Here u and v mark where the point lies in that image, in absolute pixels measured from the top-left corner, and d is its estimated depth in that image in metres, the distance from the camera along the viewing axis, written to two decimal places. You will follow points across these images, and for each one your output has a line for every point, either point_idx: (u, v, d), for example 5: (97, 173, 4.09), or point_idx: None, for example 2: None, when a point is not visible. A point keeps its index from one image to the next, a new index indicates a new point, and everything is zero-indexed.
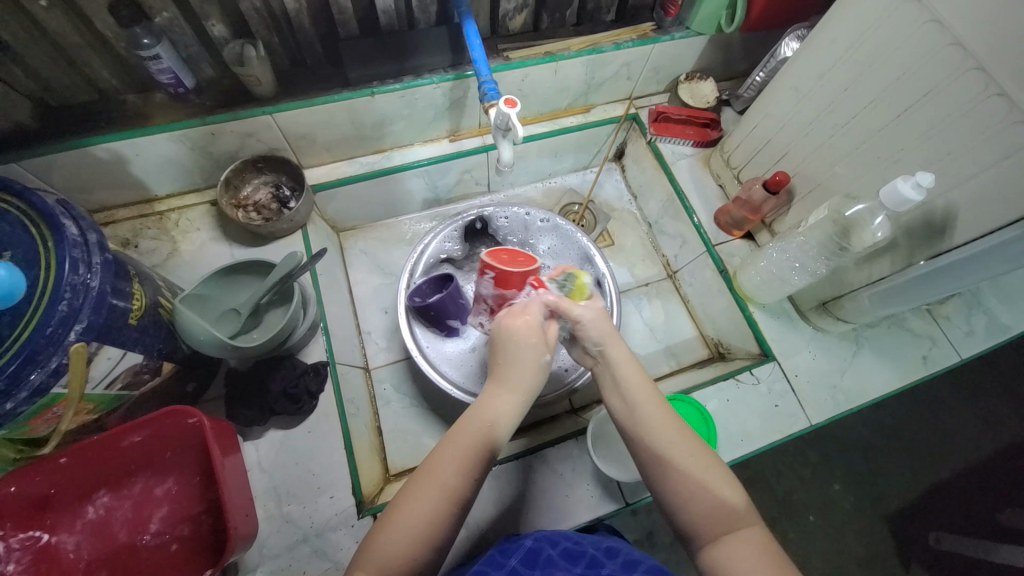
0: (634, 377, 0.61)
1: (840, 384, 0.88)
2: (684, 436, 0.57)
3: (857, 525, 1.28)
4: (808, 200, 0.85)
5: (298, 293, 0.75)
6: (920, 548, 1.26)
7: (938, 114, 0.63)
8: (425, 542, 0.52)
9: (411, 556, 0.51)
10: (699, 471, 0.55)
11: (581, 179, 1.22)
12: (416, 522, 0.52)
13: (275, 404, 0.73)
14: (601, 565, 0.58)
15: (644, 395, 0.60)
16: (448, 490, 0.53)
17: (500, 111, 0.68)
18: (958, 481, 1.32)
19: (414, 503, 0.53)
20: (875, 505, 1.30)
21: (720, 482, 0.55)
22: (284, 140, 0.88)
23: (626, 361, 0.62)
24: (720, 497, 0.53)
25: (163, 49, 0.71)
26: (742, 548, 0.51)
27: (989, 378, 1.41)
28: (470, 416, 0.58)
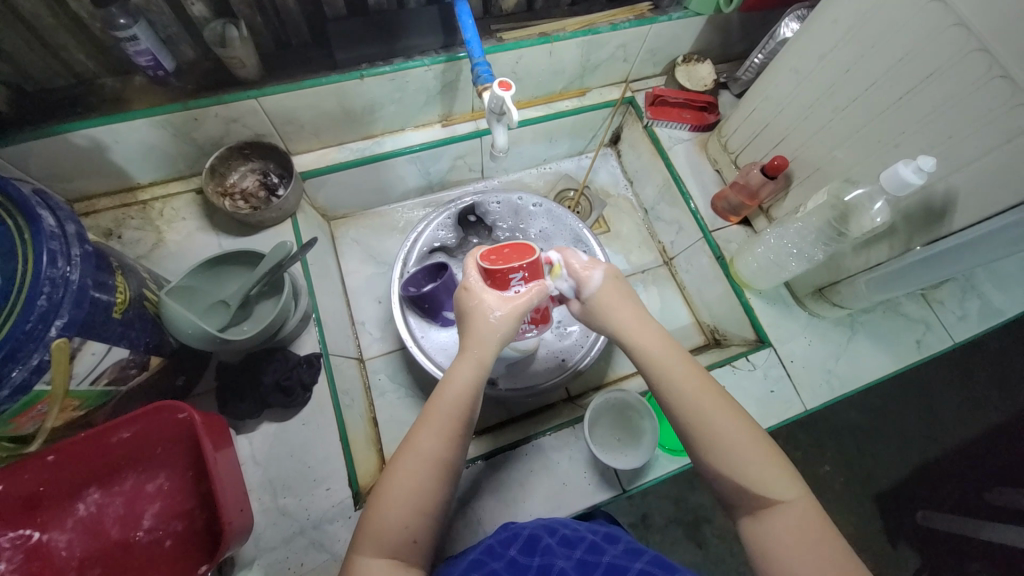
0: (667, 353, 0.58)
1: (835, 369, 0.88)
2: (726, 411, 0.54)
3: (848, 506, 1.30)
4: (805, 185, 0.84)
5: (288, 284, 0.73)
6: (908, 528, 1.28)
7: (942, 96, 0.61)
8: (416, 512, 0.51)
9: (406, 525, 0.50)
10: (738, 441, 0.52)
11: (576, 165, 1.20)
12: (405, 494, 0.51)
13: (267, 397, 0.72)
14: (602, 550, 0.57)
15: (671, 364, 0.57)
16: (435, 459, 0.52)
17: (495, 95, 0.66)
18: (946, 461, 1.34)
19: (400, 471, 0.52)
20: (866, 487, 1.32)
21: (758, 452, 0.52)
22: (270, 126, 0.85)
23: (652, 333, 0.59)
24: (759, 474, 0.51)
25: (140, 29, 0.67)
26: (783, 524, 0.49)
27: (978, 361, 1.44)
28: (445, 382, 0.56)
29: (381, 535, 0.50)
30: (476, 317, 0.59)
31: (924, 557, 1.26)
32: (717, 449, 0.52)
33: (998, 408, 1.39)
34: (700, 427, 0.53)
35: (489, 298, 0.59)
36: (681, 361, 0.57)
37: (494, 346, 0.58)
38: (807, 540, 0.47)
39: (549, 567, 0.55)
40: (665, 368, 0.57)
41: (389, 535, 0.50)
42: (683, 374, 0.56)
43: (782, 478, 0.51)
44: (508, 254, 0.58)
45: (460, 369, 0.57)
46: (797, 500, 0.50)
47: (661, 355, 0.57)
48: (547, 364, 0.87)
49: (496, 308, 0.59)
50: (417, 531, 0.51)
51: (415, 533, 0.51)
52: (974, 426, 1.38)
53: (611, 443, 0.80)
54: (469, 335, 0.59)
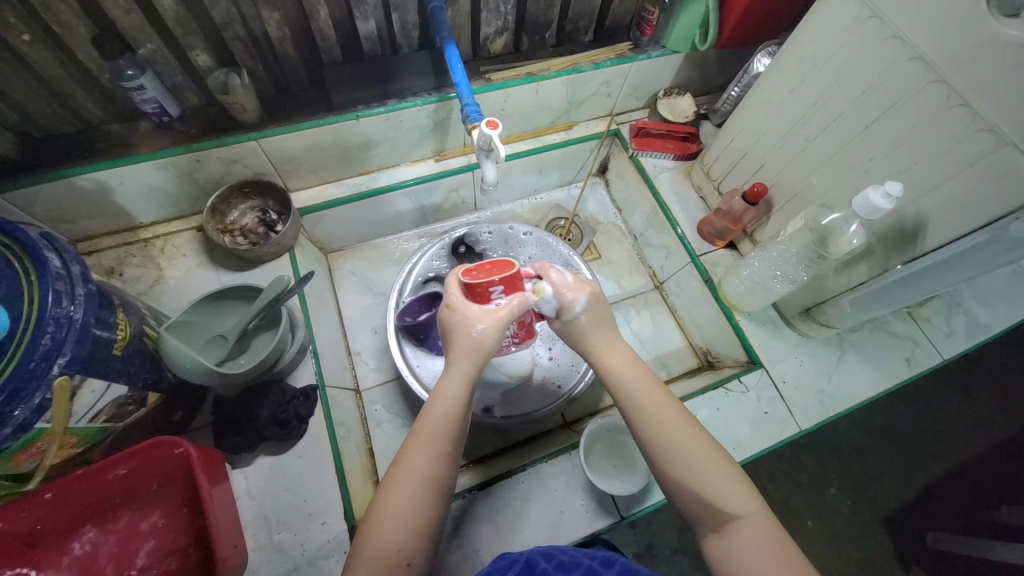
0: (639, 379, 0.59)
1: (827, 389, 0.89)
2: (693, 433, 0.56)
3: (854, 529, 1.28)
4: (786, 210, 0.87)
5: (286, 317, 0.74)
6: (917, 550, 1.26)
7: (906, 125, 0.65)
8: (410, 532, 0.51)
9: (399, 547, 0.50)
10: (699, 460, 0.54)
11: (566, 194, 1.24)
12: (400, 515, 0.52)
13: (264, 430, 0.73)
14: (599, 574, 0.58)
15: (638, 386, 0.59)
16: (428, 477, 0.53)
17: (483, 133, 0.69)
18: (950, 480, 1.33)
19: (392, 493, 0.53)
20: (871, 508, 1.30)
21: (721, 470, 0.54)
22: (270, 165, 0.89)
23: (617, 354, 0.61)
24: (724, 493, 0.52)
25: (147, 79, 0.72)
26: (745, 540, 0.50)
27: (973, 376, 1.44)
28: (433, 398, 0.57)
29: (376, 560, 0.50)
30: (460, 332, 0.58)
31: None
32: (682, 469, 0.54)
33: (999, 424, 1.39)
34: (664, 446, 0.55)
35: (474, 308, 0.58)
36: (646, 383, 0.59)
37: (480, 360, 0.59)
38: (766, 556, 0.48)
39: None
40: (630, 389, 0.59)
41: (382, 558, 0.50)
42: (647, 396, 0.58)
43: (742, 494, 0.52)
44: (489, 268, 0.57)
45: (448, 385, 0.57)
46: (757, 517, 0.52)
47: (628, 377, 0.60)
48: (542, 390, 0.88)
49: (478, 321, 0.58)
50: (409, 552, 0.51)
51: (408, 554, 0.51)
52: (976, 444, 1.37)
53: (607, 470, 0.79)
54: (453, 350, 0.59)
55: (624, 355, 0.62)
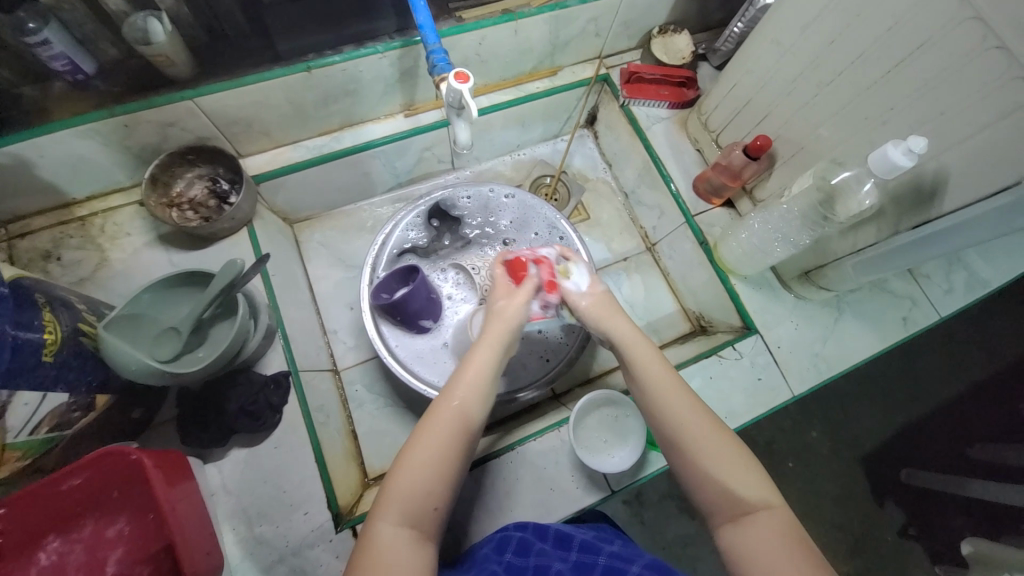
0: (654, 366, 0.62)
1: (822, 352, 0.87)
2: (714, 423, 0.58)
3: (834, 469, 1.32)
4: (790, 164, 0.80)
5: (244, 304, 0.67)
6: (894, 486, 1.31)
7: (931, 70, 0.57)
8: (440, 481, 0.53)
9: (430, 492, 0.52)
10: (717, 449, 0.56)
11: (552, 149, 1.14)
12: (431, 466, 0.53)
13: (233, 423, 0.69)
14: (596, 549, 0.60)
15: (655, 370, 0.62)
16: (459, 430, 0.55)
17: (451, 87, 0.59)
18: (931, 422, 1.36)
19: (420, 441, 0.54)
20: (850, 449, 1.34)
21: (738, 459, 0.56)
22: (214, 128, 0.78)
23: (633, 338, 0.64)
24: (741, 482, 0.55)
25: (52, 32, 0.61)
26: (761, 531, 0.52)
27: (960, 323, 1.44)
28: (467, 360, 0.60)
29: (408, 505, 0.52)
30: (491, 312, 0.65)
31: (909, 512, 1.29)
32: (700, 457, 0.56)
33: (984, 370, 1.40)
34: (684, 436, 0.57)
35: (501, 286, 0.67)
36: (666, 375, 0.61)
37: (507, 332, 0.63)
38: (780, 549, 0.50)
39: (545, 569, 0.57)
40: (649, 381, 0.61)
41: (413, 504, 0.52)
42: (662, 382, 0.61)
43: (761, 486, 0.55)
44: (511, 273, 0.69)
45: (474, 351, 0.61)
46: (777, 510, 0.54)
47: (646, 364, 0.62)
48: (531, 365, 0.85)
49: (501, 299, 0.65)
50: (438, 499, 0.53)
51: (437, 503, 0.53)
52: (960, 389, 1.39)
53: (597, 444, 0.76)
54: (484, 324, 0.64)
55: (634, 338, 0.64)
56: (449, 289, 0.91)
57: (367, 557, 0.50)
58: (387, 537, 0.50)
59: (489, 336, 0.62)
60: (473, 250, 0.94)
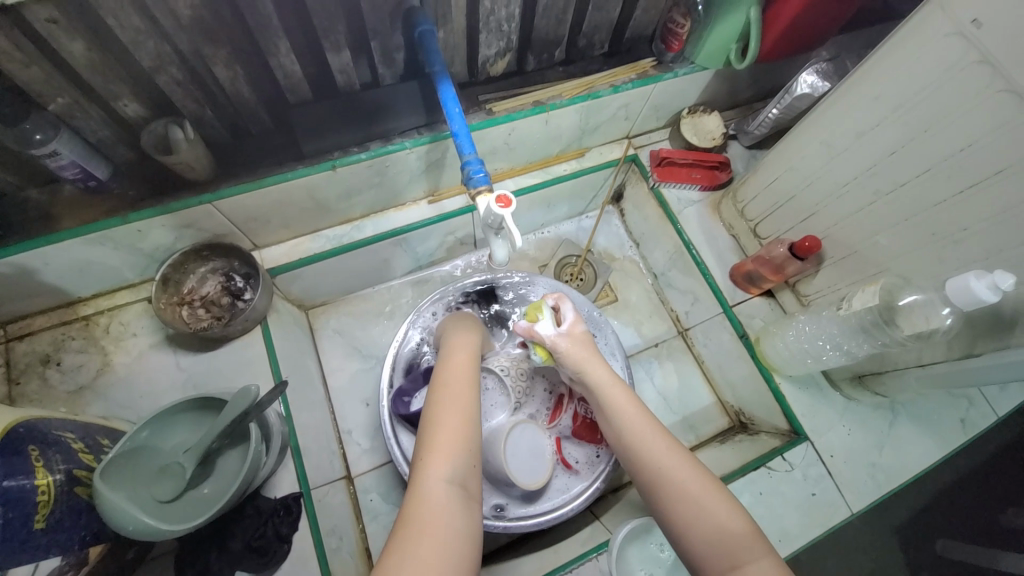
0: (626, 404, 0.64)
1: (878, 461, 0.80)
2: (689, 459, 0.58)
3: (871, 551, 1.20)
4: (841, 266, 0.75)
5: (258, 434, 0.60)
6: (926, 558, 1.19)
7: (1012, 198, 0.53)
8: (472, 433, 0.56)
9: (468, 443, 0.55)
10: (698, 488, 0.55)
11: (576, 226, 1.10)
12: (459, 418, 0.57)
13: (237, 565, 0.61)
14: None
15: (628, 410, 0.64)
16: (475, 392, 0.61)
17: (491, 211, 0.55)
18: (962, 487, 1.22)
19: (445, 402, 0.58)
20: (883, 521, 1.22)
21: (716, 497, 0.54)
22: (231, 224, 0.75)
23: (602, 379, 0.67)
24: (724, 519, 0.52)
25: (62, 142, 0.58)
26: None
27: None
28: (457, 348, 0.69)
29: (454, 453, 0.53)
30: (466, 324, 0.77)
31: None
32: (676, 498, 0.55)
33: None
34: (658, 471, 0.57)
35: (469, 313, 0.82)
36: (636, 409, 0.64)
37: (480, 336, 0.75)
38: None
39: None
40: (625, 419, 0.63)
41: (460, 447, 0.54)
42: (633, 421, 0.63)
43: (746, 528, 0.52)
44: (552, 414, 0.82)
45: (460, 338, 0.71)
46: (766, 559, 0.49)
47: (619, 403, 0.65)
48: (562, 483, 0.78)
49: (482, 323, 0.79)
50: (476, 454, 0.55)
51: (475, 458, 0.55)
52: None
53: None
54: (458, 329, 0.75)
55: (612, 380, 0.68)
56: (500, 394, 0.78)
57: (414, 520, 0.48)
58: (433, 493, 0.50)
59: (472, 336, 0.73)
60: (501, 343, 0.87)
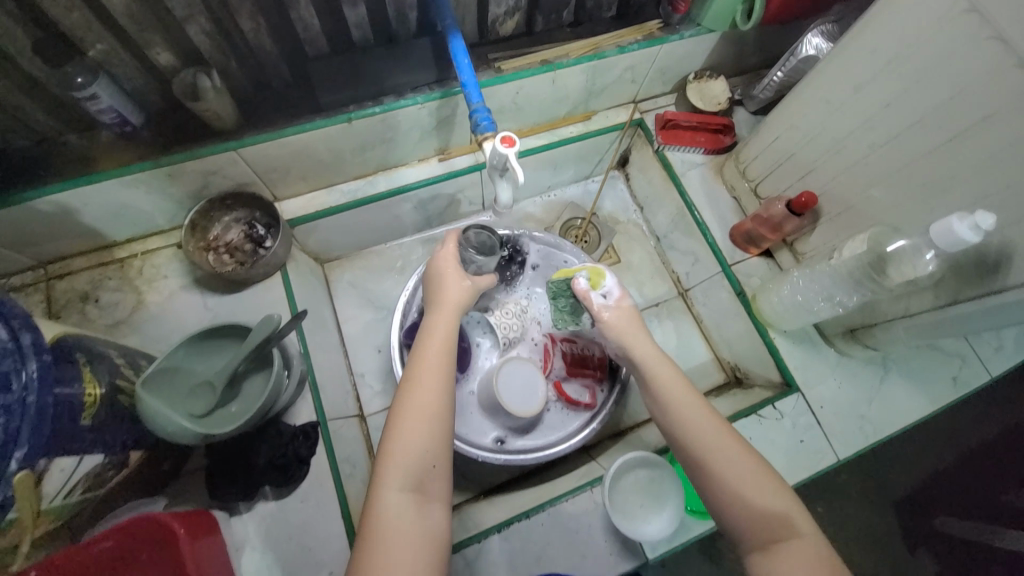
0: (673, 384, 0.65)
1: (867, 414, 0.83)
2: (738, 441, 0.60)
3: (866, 518, 1.22)
4: (837, 222, 0.77)
5: (279, 358, 0.66)
6: (923, 532, 1.21)
7: (996, 145, 0.55)
8: (431, 438, 0.57)
9: (426, 450, 0.56)
10: (744, 471, 0.57)
11: (582, 190, 1.13)
12: (416, 424, 0.57)
13: (262, 478, 0.68)
14: None
15: (674, 390, 0.65)
16: (441, 390, 0.60)
17: (497, 151, 0.59)
18: (962, 466, 1.25)
19: (410, 406, 0.58)
20: (882, 495, 1.24)
21: (764, 478, 0.57)
22: (253, 174, 0.79)
23: (650, 358, 0.68)
24: (770, 500, 0.56)
25: (101, 86, 0.62)
26: (793, 556, 0.52)
27: None
28: (432, 328, 0.66)
29: (407, 463, 0.55)
30: (448, 282, 0.70)
31: (941, 563, 1.19)
32: (721, 477, 0.58)
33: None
34: (704, 452, 0.59)
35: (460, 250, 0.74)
36: (683, 387, 0.65)
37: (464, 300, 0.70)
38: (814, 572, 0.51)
39: None
40: (670, 399, 0.64)
41: (412, 460, 0.55)
42: (680, 400, 0.63)
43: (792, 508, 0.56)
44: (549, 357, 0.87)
45: (437, 316, 0.67)
46: (805, 536, 0.54)
47: (664, 384, 0.66)
48: (558, 418, 0.84)
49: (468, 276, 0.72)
50: (435, 457, 0.57)
51: (434, 460, 0.56)
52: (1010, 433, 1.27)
53: (634, 509, 0.72)
54: (439, 295, 0.70)
55: (658, 359, 0.68)
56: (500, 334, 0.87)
57: (374, 530, 0.52)
58: (388, 506, 0.53)
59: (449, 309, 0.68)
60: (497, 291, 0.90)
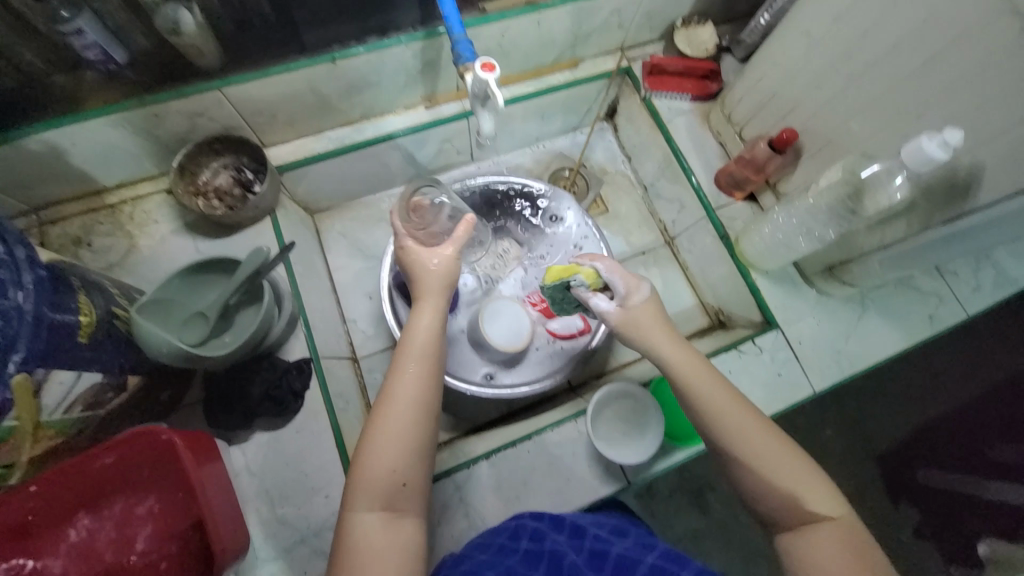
0: (701, 375, 0.59)
1: (843, 349, 0.84)
2: (771, 435, 0.55)
3: (848, 468, 1.18)
4: (819, 158, 0.79)
5: (269, 290, 0.67)
6: (906, 486, 1.16)
7: (967, 65, 0.56)
8: (401, 454, 0.54)
9: (394, 469, 0.53)
10: (777, 462, 0.54)
11: (571, 142, 1.13)
12: (387, 440, 0.54)
13: (258, 407, 0.70)
14: (610, 540, 0.57)
15: (701, 378, 0.59)
16: (416, 399, 0.57)
17: (478, 78, 0.60)
18: (952, 421, 1.19)
19: (382, 422, 0.55)
20: (866, 448, 1.19)
21: (797, 468, 0.54)
22: (239, 118, 0.80)
23: (675, 348, 0.62)
24: (805, 491, 0.52)
25: (86, 21, 0.63)
26: (822, 542, 0.50)
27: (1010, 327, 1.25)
28: (410, 328, 0.62)
29: (372, 485, 0.53)
30: (425, 277, 0.66)
31: (921, 514, 1.15)
32: (751, 468, 0.54)
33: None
34: (735, 447, 0.55)
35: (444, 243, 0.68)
36: (710, 375, 0.59)
37: (442, 294, 0.66)
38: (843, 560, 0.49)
39: (560, 554, 0.54)
40: (698, 386, 0.58)
41: (380, 481, 0.53)
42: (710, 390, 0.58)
43: (826, 496, 0.52)
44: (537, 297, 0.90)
45: (416, 317, 0.63)
46: (835, 523, 0.51)
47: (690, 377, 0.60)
48: (543, 356, 0.86)
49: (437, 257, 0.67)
50: (405, 474, 0.54)
51: (404, 477, 0.54)
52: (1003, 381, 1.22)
53: (614, 436, 0.76)
54: (419, 290, 0.66)
55: (685, 349, 0.62)
56: (485, 264, 0.92)
57: (346, 546, 0.51)
58: (359, 526, 0.52)
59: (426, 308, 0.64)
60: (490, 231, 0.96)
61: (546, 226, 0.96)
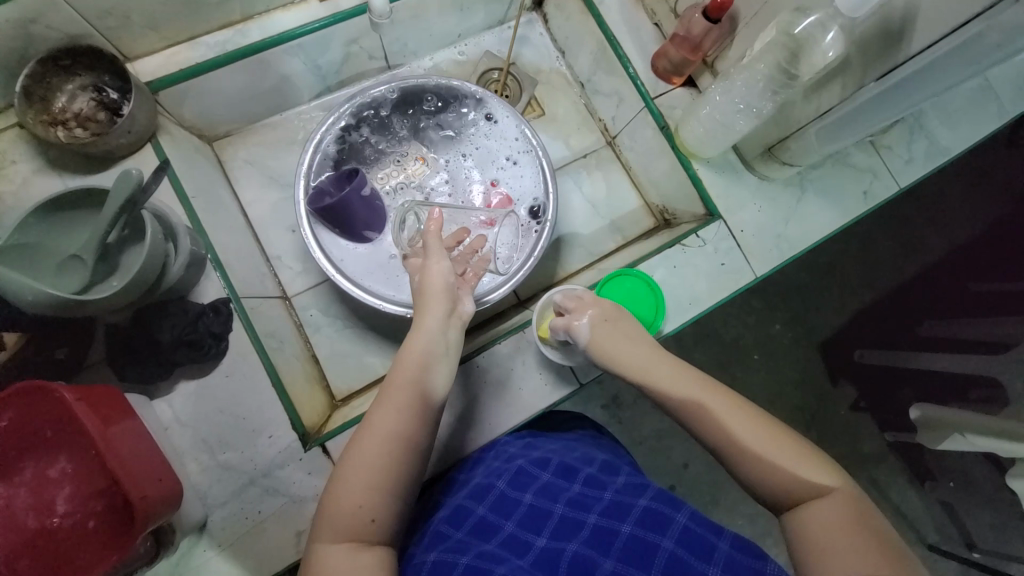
0: (664, 374, 0.59)
1: (783, 232, 0.84)
2: (758, 418, 0.53)
3: (792, 353, 1.21)
4: (753, 25, 0.77)
5: (151, 221, 0.59)
6: (846, 365, 1.21)
7: None
8: (370, 488, 0.50)
9: (360, 505, 0.50)
10: (763, 447, 0.51)
11: (498, 38, 1.01)
12: (360, 471, 0.51)
13: (174, 355, 0.64)
14: (599, 480, 0.60)
15: (668, 376, 0.58)
16: (397, 433, 0.53)
17: None
18: (889, 300, 1.21)
19: (357, 454, 0.52)
20: (808, 336, 1.22)
21: (783, 447, 0.51)
22: (83, 21, 0.65)
23: (634, 351, 0.62)
24: (801, 468, 0.49)
25: None
26: (822, 520, 0.46)
27: (954, 201, 1.23)
28: (403, 351, 0.58)
29: (337, 517, 0.50)
30: (421, 295, 0.62)
31: (859, 389, 1.20)
32: (740, 456, 0.52)
33: (965, 234, 1.22)
34: (718, 436, 0.53)
35: (431, 255, 0.64)
36: (677, 369, 0.59)
37: (441, 311, 0.61)
38: (843, 542, 0.44)
39: (536, 506, 0.58)
40: (661, 385, 0.58)
41: (344, 517, 0.49)
42: (681, 388, 0.57)
43: (820, 472, 0.49)
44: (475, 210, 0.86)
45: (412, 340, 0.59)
46: (834, 497, 0.48)
47: (657, 376, 0.59)
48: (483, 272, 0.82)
49: (432, 263, 0.64)
50: (373, 510, 0.50)
51: (373, 513, 0.50)
52: (940, 255, 1.22)
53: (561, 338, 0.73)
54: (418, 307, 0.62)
55: (649, 351, 0.62)
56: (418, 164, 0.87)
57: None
58: (320, 559, 0.48)
59: (423, 330, 0.59)
60: (424, 128, 0.88)
61: (482, 136, 0.88)
